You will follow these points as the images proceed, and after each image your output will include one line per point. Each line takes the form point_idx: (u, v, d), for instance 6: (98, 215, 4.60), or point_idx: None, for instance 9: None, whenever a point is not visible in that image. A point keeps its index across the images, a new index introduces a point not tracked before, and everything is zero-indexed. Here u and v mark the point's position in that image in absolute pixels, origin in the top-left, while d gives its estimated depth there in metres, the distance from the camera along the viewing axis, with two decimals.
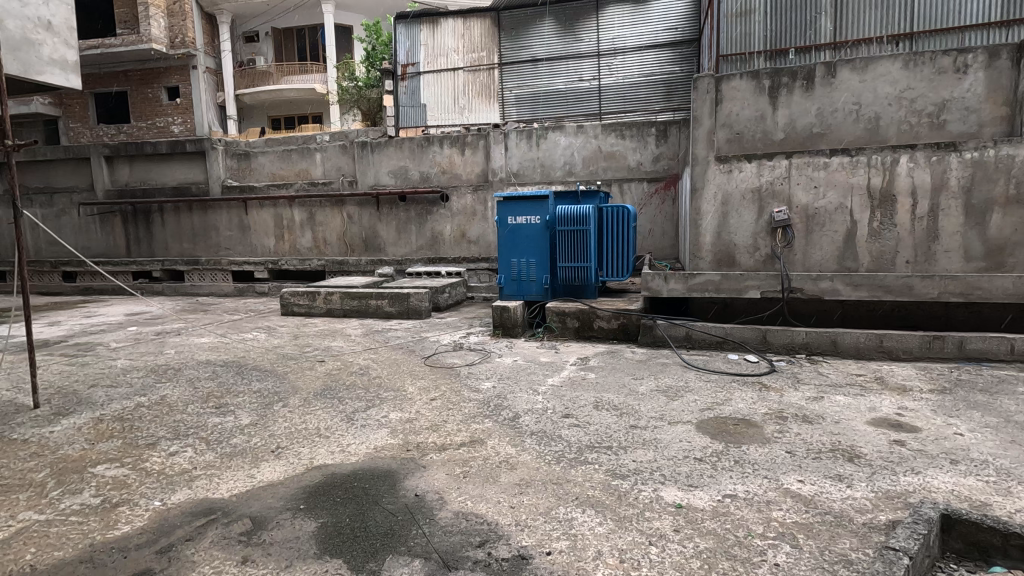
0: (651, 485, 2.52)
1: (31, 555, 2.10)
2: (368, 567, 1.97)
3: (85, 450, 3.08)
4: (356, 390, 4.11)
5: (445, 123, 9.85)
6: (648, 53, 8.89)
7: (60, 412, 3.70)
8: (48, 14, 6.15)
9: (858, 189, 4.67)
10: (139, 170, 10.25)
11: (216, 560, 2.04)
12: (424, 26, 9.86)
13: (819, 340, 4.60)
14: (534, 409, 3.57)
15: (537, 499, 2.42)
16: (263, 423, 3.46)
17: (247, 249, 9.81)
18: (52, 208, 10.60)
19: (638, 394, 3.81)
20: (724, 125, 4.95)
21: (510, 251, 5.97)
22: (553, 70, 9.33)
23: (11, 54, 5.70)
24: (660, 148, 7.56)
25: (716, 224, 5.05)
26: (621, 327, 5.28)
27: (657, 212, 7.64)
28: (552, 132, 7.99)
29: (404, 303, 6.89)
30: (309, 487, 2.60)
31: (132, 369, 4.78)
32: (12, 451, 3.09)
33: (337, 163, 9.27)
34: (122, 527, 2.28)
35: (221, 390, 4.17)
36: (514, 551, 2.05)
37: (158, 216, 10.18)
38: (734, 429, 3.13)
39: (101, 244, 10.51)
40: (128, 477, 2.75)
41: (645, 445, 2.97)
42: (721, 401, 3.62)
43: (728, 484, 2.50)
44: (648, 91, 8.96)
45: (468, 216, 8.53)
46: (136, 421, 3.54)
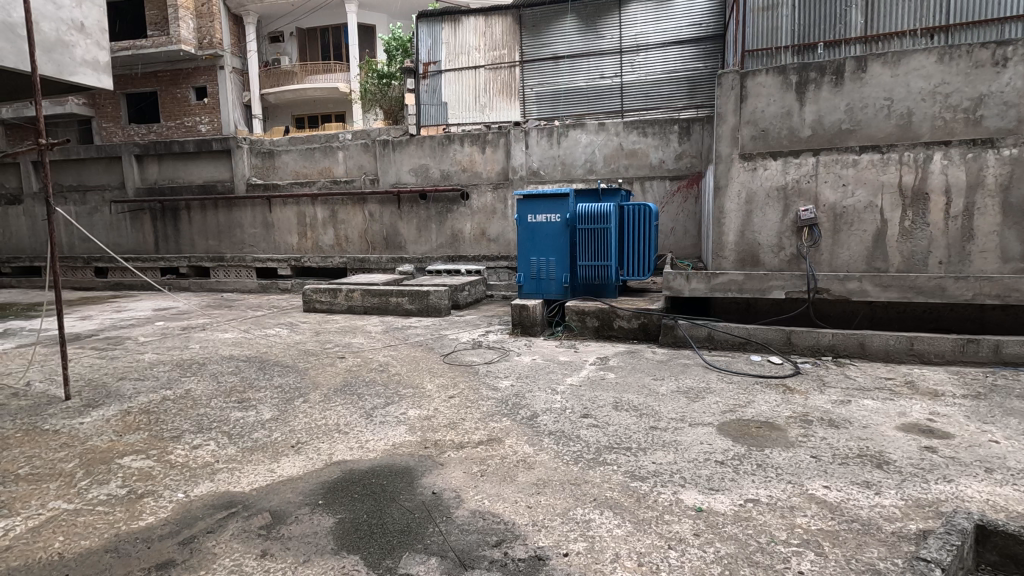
0: (670, 487, 2.48)
1: (59, 544, 2.15)
2: (385, 565, 1.97)
3: (112, 442, 3.15)
4: (375, 387, 4.14)
5: (466, 120, 9.81)
6: (671, 49, 8.77)
7: (90, 404, 3.80)
8: (81, 15, 6.29)
9: (888, 187, 4.54)
10: (167, 168, 10.48)
11: (236, 553, 2.07)
12: (446, 24, 9.87)
13: (846, 342, 4.49)
14: (552, 409, 3.55)
15: (555, 499, 2.40)
16: (284, 418, 3.50)
17: (271, 246, 9.95)
18: (85, 206, 10.93)
19: (659, 395, 3.75)
20: (750, 121, 4.84)
21: (530, 250, 5.97)
22: (575, 67, 9.24)
23: (46, 55, 5.87)
24: (683, 146, 7.46)
25: (740, 223, 4.95)
26: (641, 327, 5.22)
27: (679, 210, 7.54)
28: (573, 130, 7.94)
29: (423, 300, 6.92)
30: (328, 483, 2.62)
31: (158, 363, 4.88)
32: (44, 442, 3.17)
33: (359, 161, 9.34)
34: (146, 518, 2.32)
35: (243, 384, 4.24)
36: (531, 552, 2.03)
37: (185, 213, 10.40)
38: (755, 432, 3.07)
39: (130, 241, 10.80)
40: (152, 469, 2.80)
41: (664, 446, 2.92)
42: (744, 403, 3.55)
43: (750, 488, 2.45)
44: (671, 88, 8.84)
45: (488, 214, 8.53)
46: (161, 413, 3.61)
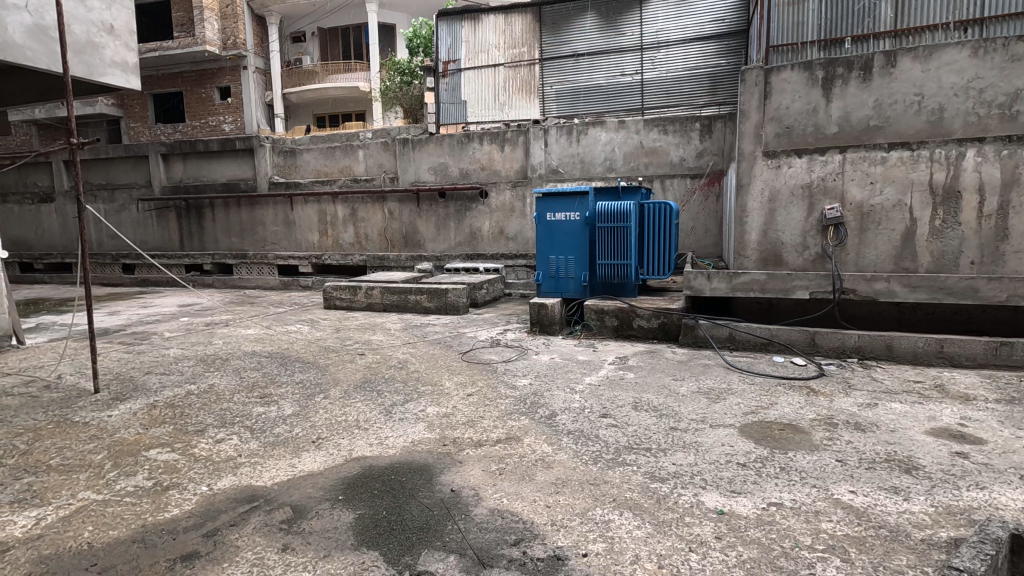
0: (691, 489, 2.44)
1: (89, 533, 2.20)
2: (404, 561, 1.98)
3: (139, 435, 3.22)
4: (394, 383, 4.17)
5: (486, 119, 9.85)
6: (693, 46, 8.66)
7: (118, 397, 3.89)
8: (111, 18, 6.44)
9: (918, 185, 4.42)
10: (192, 166, 10.68)
11: (258, 547, 2.09)
12: (466, 23, 9.88)
13: (873, 344, 4.39)
14: (571, 408, 3.53)
15: (574, 499, 2.39)
16: (305, 413, 3.55)
17: (292, 244, 10.08)
18: (113, 203, 11.20)
19: (678, 396, 3.71)
20: (774, 118, 4.75)
21: (549, 248, 5.96)
22: (595, 65, 9.19)
23: (77, 57, 6.01)
24: (704, 143, 7.37)
25: (763, 221, 4.87)
26: (661, 327, 5.17)
27: (700, 209, 7.45)
28: (593, 128, 7.88)
29: (442, 298, 6.93)
30: (348, 479, 2.64)
31: (183, 359, 4.97)
32: (74, 433, 3.26)
33: (379, 159, 9.41)
34: (172, 510, 2.37)
35: (266, 380, 4.30)
36: (550, 552, 2.02)
37: (209, 211, 10.58)
38: (778, 434, 3.02)
39: (156, 238, 11.03)
40: (178, 462, 2.85)
41: (685, 448, 2.89)
42: (766, 405, 3.49)
43: (773, 491, 2.40)
44: (692, 85, 8.72)
45: (506, 213, 8.53)
46: (186, 407, 3.69)
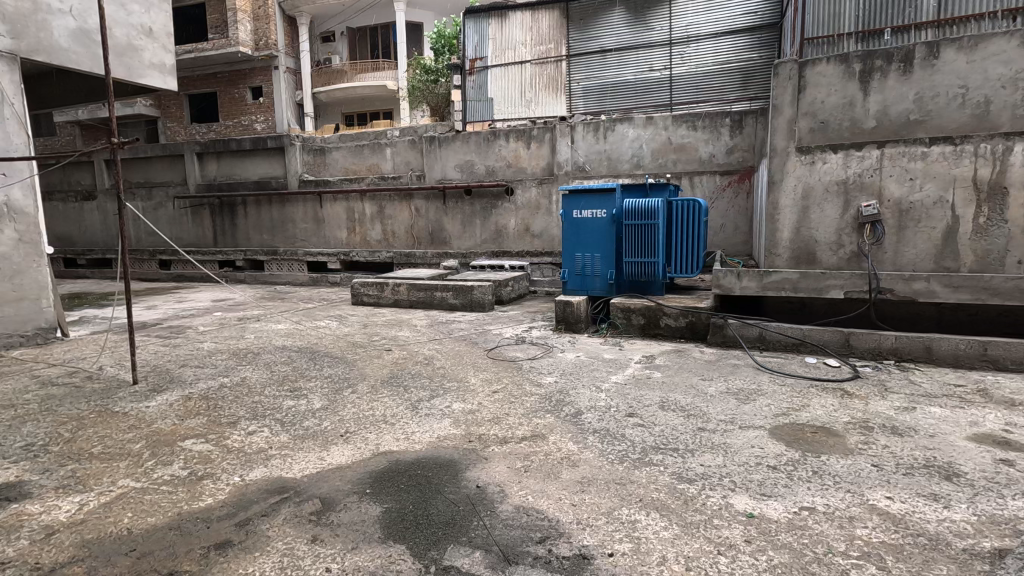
0: (720, 491, 2.40)
1: (129, 519, 2.28)
2: (430, 555, 2.00)
3: (175, 425, 3.32)
4: (420, 379, 4.21)
5: (512, 116, 9.81)
6: (724, 39, 8.49)
7: (155, 389, 4.03)
8: (150, 21, 6.63)
9: (961, 181, 4.25)
10: (226, 164, 10.94)
11: (289, 537, 2.13)
12: (493, 20, 9.89)
13: (912, 346, 4.24)
14: (597, 407, 3.51)
15: (600, 498, 2.37)
16: (334, 407, 3.61)
17: (321, 241, 10.25)
18: (151, 201, 11.57)
19: (707, 396, 3.65)
20: (808, 113, 4.62)
21: (575, 245, 5.93)
22: (622, 60, 9.09)
23: (117, 60, 6.22)
24: (735, 139, 7.23)
25: (796, 219, 4.75)
26: (689, 326, 5.09)
27: (730, 206, 7.31)
28: (620, 124, 7.80)
29: (467, 295, 6.96)
30: (375, 472, 2.67)
31: (216, 352, 5.10)
32: (115, 422, 3.38)
33: (406, 157, 9.49)
34: (206, 499, 2.44)
35: (295, 374, 4.39)
36: (575, 550, 2.01)
37: (242, 208, 10.83)
38: (811, 437, 2.95)
39: (191, 234, 11.34)
40: (211, 453, 2.93)
41: (713, 449, 2.84)
42: (797, 407, 3.41)
43: (806, 495, 2.35)
44: (723, 80, 8.56)
45: (532, 210, 8.51)
46: (220, 400, 3.79)
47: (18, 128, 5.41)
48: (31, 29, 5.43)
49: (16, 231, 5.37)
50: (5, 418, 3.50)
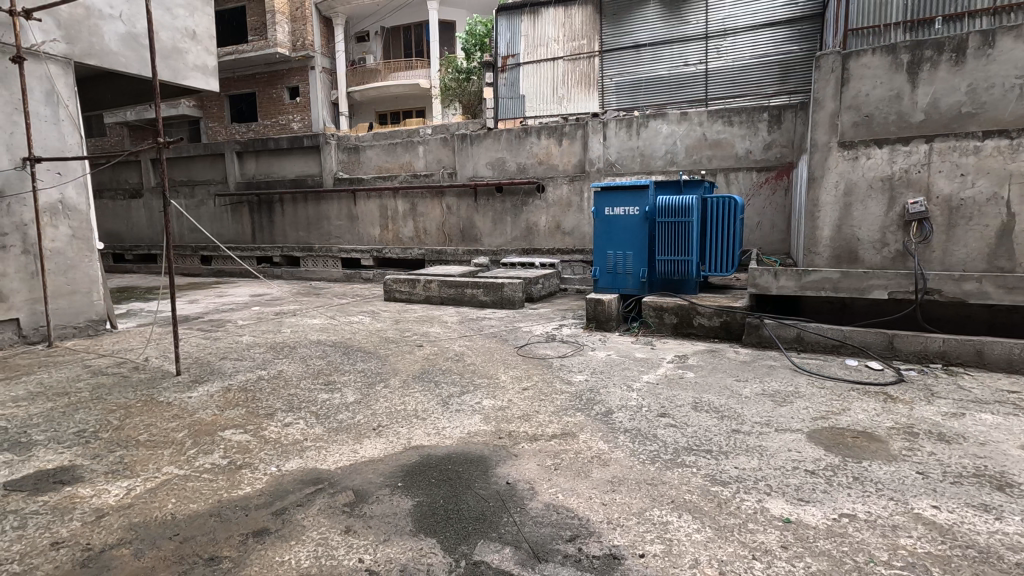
0: (755, 495, 2.35)
1: (172, 505, 2.37)
2: (461, 550, 2.01)
3: (215, 416, 3.43)
4: (451, 375, 4.25)
5: (544, 114, 9.71)
6: (763, 32, 8.27)
7: (197, 380, 4.18)
8: (193, 24, 6.85)
9: (1017, 177, 4.04)
10: (264, 163, 11.23)
11: (323, 527, 2.18)
12: (525, 17, 9.87)
13: (961, 349, 4.05)
14: (628, 406, 3.47)
15: (631, 498, 2.35)
16: (367, 401, 3.67)
17: (355, 238, 10.44)
18: (193, 199, 11.97)
19: (741, 397, 3.57)
20: (851, 106, 4.46)
21: (606, 243, 5.88)
22: (657, 55, 8.96)
23: (163, 62, 6.45)
24: (773, 135, 7.05)
25: (837, 216, 4.60)
26: (723, 325, 4.99)
27: (767, 203, 7.13)
28: (653, 120, 7.68)
29: (498, 292, 6.99)
30: (407, 466, 2.71)
31: (254, 345, 5.25)
32: (160, 411, 3.52)
33: (438, 155, 9.57)
34: (244, 487, 2.51)
35: (330, 368, 4.49)
36: (605, 550, 1.99)
37: (279, 206, 11.10)
38: (852, 442, 2.85)
39: (231, 231, 11.69)
40: (250, 443, 3.02)
41: (748, 452, 2.77)
42: (837, 410, 3.30)
43: (845, 502, 2.27)
44: (761, 74, 8.34)
45: (563, 207, 8.48)
46: (257, 392, 3.90)
47: (72, 130, 5.68)
48: (84, 34, 5.67)
49: (70, 228, 5.62)
50: (59, 405, 3.67)
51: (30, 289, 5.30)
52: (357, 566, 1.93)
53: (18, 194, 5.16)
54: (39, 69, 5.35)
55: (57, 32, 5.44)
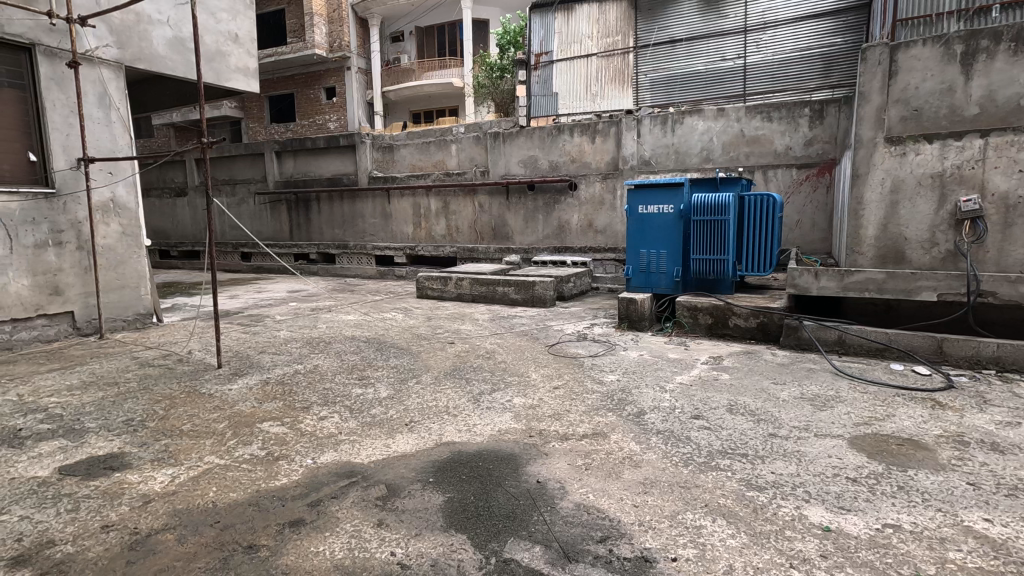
0: (793, 501, 2.28)
1: (214, 493, 2.46)
2: (491, 547, 2.02)
3: (254, 408, 3.53)
4: (482, 372, 4.27)
5: (576, 110, 9.67)
6: (805, 24, 8.01)
7: (237, 373, 4.31)
8: (236, 27, 7.06)
9: None
10: (301, 162, 11.50)
11: (357, 520, 2.22)
12: (559, 14, 9.82)
13: (1016, 355, 3.85)
14: (660, 407, 3.42)
15: (663, 501, 2.31)
16: (399, 397, 3.72)
17: (388, 235, 10.59)
18: (234, 197, 12.33)
19: (779, 401, 3.47)
20: (899, 100, 4.28)
21: (640, 241, 5.81)
22: (693, 50, 8.79)
23: (207, 65, 6.67)
24: (814, 131, 6.83)
25: (883, 214, 4.42)
26: (760, 326, 4.87)
27: (807, 201, 6.92)
28: (689, 117, 7.53)
29: (529, 291, 6.99)
30: (438, 462, 2.74)
31: (291, 340, 5.39)
32: (202, 403, 3.65)
33: (471, 153, 9.61)
34: (281, 478, 2.58)
35: (363, 363, 4.57)
36: (637, 552, 1.97)
37: (315, 204, 11.35)
38: (896, 450, 2.74)
39: (270, 229, 12.02)
40: (287, 435, 3.10)
41: (786, 456, 2.70)
42: (881, 416, 3.18)
43: (889, 512, 2.18)
44: (803, 68, 8.10)
45: (596, 205, 8.41)
46: (294, 385, 4.00)
47: (122, 131, 5.92)
48: (134, 39, 5.91)
49: (120, 225, 5.87)
50: (109, 394, 3.85)
51: (84, 284, 5.56)
52: (389, 559, 1.96)
53: (73, 193, 5.42)
54: (92, 73, 5.59)
55: (110, 38, 5.69)
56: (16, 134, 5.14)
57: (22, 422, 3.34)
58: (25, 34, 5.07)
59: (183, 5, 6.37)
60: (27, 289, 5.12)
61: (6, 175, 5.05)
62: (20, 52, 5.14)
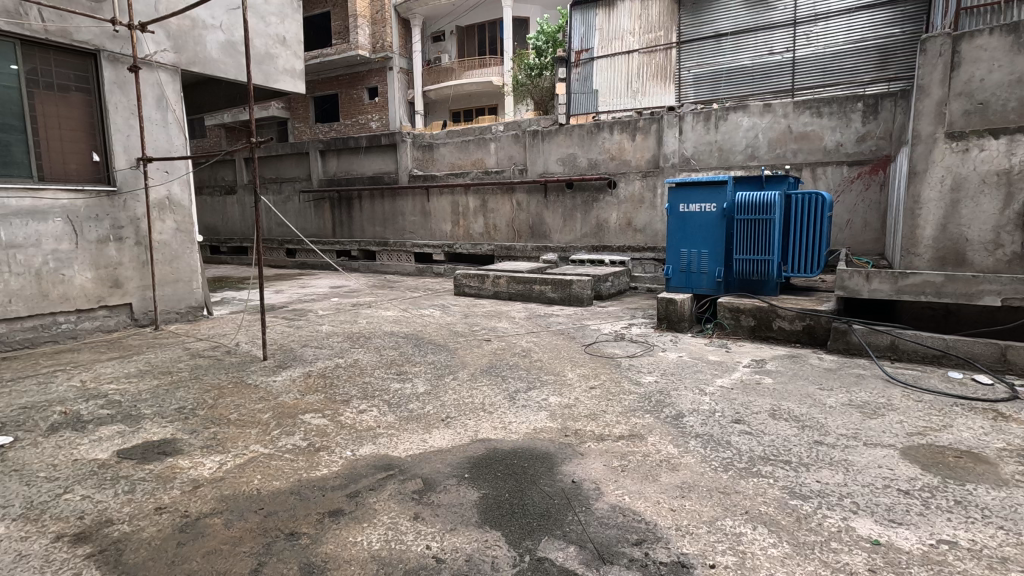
0: (839, 512, 2.19)
1: (258, 481, 2.54)
2: (525, 545, 2.02)
3: (296, 400, 3.64)
4: (519, 370, 4.27)
5: (617, 107, 9.54)
6: (859, 15, 7.68)
7: (281, 365, 4.45)
8: (284, 31, 7.28)
9: None
10: (344, 161, 11.76)
11: (393, 512, 2.26)
12: (601, 10, 9.74)
13: None
14: (699, 410, 3.35)
15: (701, 506, 2.26)
16: (436, 392, 3.77)
17: (427, 233, 10.73)
18: (280, 195, 12.72)
19: (825, 407, 3.34)
20: (962, 93, 4.05)
21: (680, 240, 5.70)
22: (739, 44, 8.54)
23: (257, 67, 6.91)
24: (867, 126, 6.55)
25: (943, 214, 4.20)
26: (806, 330, 4.70)
27: (858, 200, 6.64)
28: (733, 113, 7.33)
29: (566, 289, 6.95)
30: (473, 458, 2.76)
31: (333, 334, 5.53)
32: (248, 393, 3.79)
33: (509, 152, 9.63)
34: (322, 469, 2.65)
35: (402, 358, 4.64)
36: (673, 557, 1.93)
37: (357, 201, 11.60)
38: (953, 462, 2.60)
39: (313, 226, 12.35)
40: (327, 427, 3.18)
41: (833, 465, 2.60)
42: (936, 427, 3.02)
43: (945, 527, 2.07)
44: (856, 61, 7.77)
45: (635, 203, 8.28)
46: (335, 378, 4.10)
47: (178, 131, 6.19)
48: (190, 44, 6.17)
49: (175, 222, 6.14)
50: (163, 383, 4.04)
51: (141, 277, 5.85)
52: (425, 552, 1.98)
53: (133, 191, 5.70)
54: (151, 76, 5.87)
55: (167, 43, 5.96)
56: (82, 135, 5.45)
57: (84, 407, 3.54)
58: (91, 41, 5.37)
59: (235, 10, 6.61)
60: (90, 282, 5.42)
61: (72, 174, 5.37)
62: (87, 58, 5.45)
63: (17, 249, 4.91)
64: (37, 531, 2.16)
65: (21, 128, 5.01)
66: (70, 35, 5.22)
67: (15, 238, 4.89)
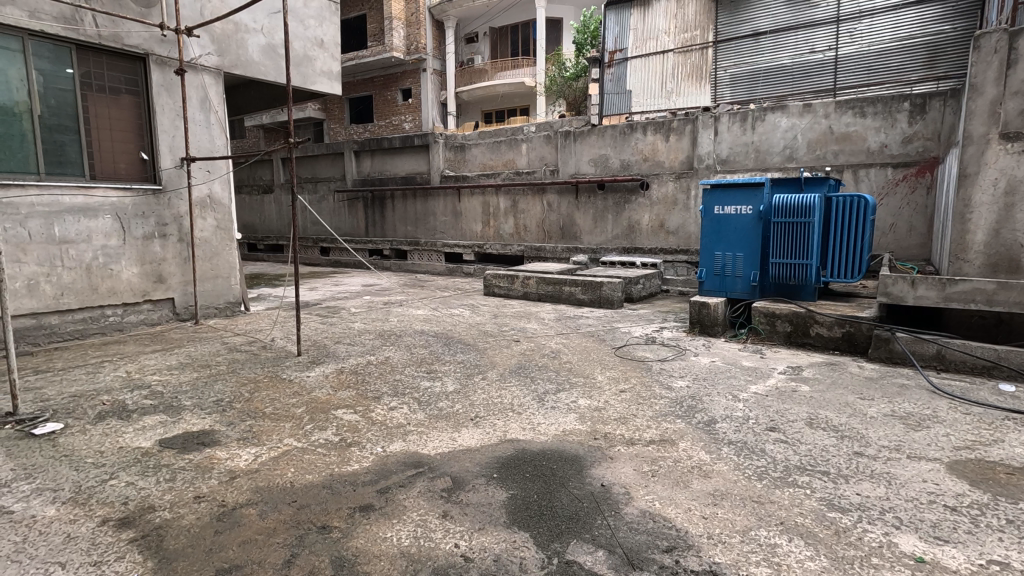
0: (880, 527, 2.11)
1: (291, 474, 2.60)
2: (553, 547, 2.01)
3: (329, 396, 3.70)
4: (548, 371, 4.26)
5: (651, 107, 9.43)
6: (907, 12, 7.41)
7: (314, 361, 4.54)
8: (322, 33, 7.43)
9: None
10: (378, 161, 11.93)
11: (422, 509, 2.28)
12: (635, 10, 9.63)
13: None
14: (732, 417, 3.28)
15: (735, 515, 2.21)
16: (465, 392, 3.79)
17: (458, 233, 10.80)
18: (315, 194, 12.99)
19: (866, 418, 3.22)
20: (1020, 92, 3.85)
21: (715, 242, 5.60)
22: (779, 43, 8.34)
23: (295, 69, 7.08)
24: (914, 127, 6.30)
25: (996, 219, 4.00)
26: (846, 336, 4.55)
27: (904, 203, 6.40)
28: (771, 113, 7.15)
29: (596, 291, 6.90)
30: (503, 458, 2.76)
31: (365, 332, 5.61)
32: (283, 388, 3.88)
33: (541, 153, 9.61)
34: (353, 464, 2.70)
35: (432, 357, 4.69)
36: (705, 566, 1.89)
37: (390, 201, 11.75)
38: (1003, 479, 2.48)
39: (346, 225, 12.57)
40: (358, 423, 3.24)
41: (874, 478, 2.50)
42: (986, 441, 2.88)
43: (996, 548, 1.97)
44: (902, 59, 7.50)
45: (668, 205, 8.16)
46: (366, 375, 4.17)
47: (220, 132, 6.38)
48: (232, 47, 6.36)
49: (216, 219, 6.33)
50: (202, 375, 4.17)
51: (183, 273, 6.05)
52: (453, 551, 1.99)
53: (177, 189, 5.91)
54: (196, 79, 6.08)
55: (212, 46, 6.15)
56: (131, 135, 5.68)
57: (128, 397, 3.68)
58: (141, 45, 5.59)
59: (276, 14, 6.78)
60: (136, 276, 5.64)
61: (122, 173, 5.60)
62: (136, 62, 5.69)
63: (70, 244, 5.13)
64: (84, 515, 2.25)
65: (75, 129, 5.26)
66: (122, 40, 5.44)
67: (69, 234, 5.12)
